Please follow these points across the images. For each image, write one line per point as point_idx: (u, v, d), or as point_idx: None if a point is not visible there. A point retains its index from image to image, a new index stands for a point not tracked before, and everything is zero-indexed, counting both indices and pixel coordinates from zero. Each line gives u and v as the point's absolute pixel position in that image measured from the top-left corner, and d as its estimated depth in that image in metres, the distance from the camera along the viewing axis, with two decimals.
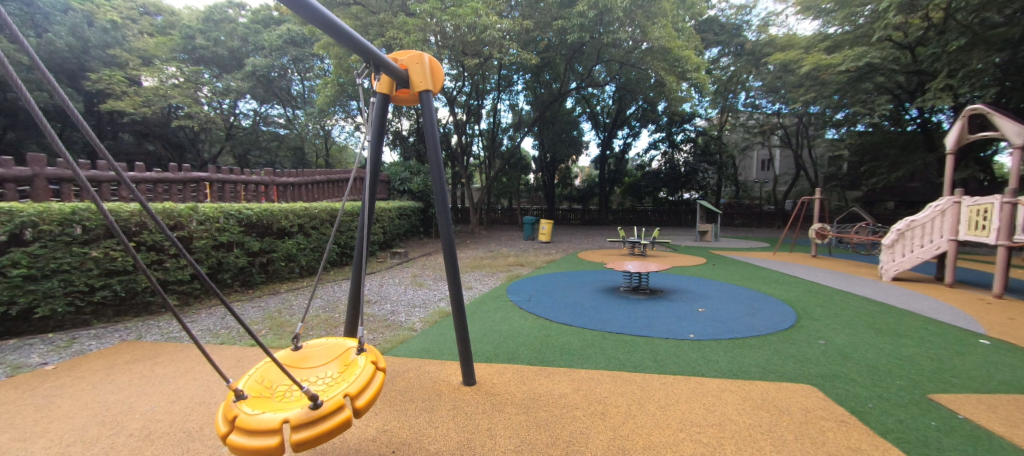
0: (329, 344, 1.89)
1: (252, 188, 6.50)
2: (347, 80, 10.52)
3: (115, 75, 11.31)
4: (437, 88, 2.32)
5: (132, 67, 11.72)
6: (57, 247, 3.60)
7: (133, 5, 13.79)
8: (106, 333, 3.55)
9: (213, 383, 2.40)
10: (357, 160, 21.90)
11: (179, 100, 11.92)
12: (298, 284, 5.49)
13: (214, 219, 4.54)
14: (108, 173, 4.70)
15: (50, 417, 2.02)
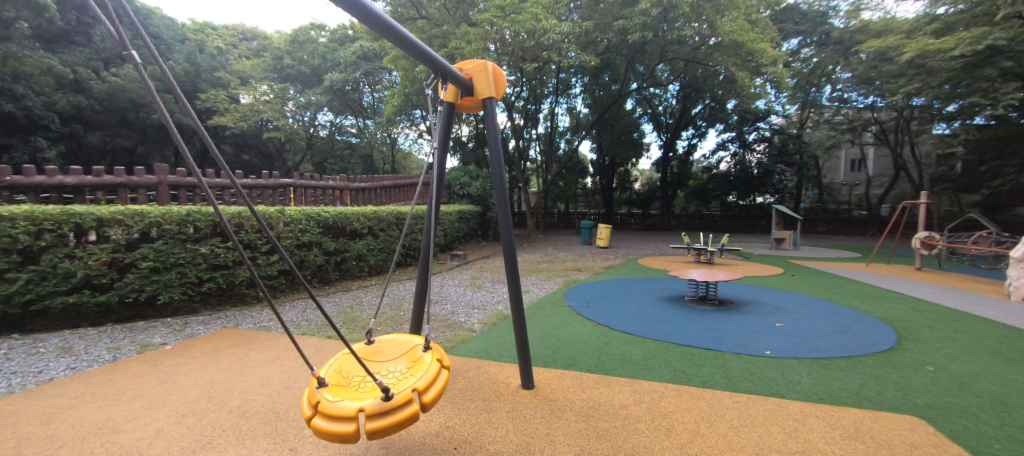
0: (398, 340, 1.99)
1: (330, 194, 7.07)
2: (412, 90, 11.11)
3: (220, 94, 13.00)
4: (500, 95, 2.37)
5: (233, 87, 13.57)
6: (176, 244, 4.19)
7: (234, 33, 15.83)
8: (211, 320, 4.06)
9: (297, 369, 2.65)
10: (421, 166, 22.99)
11: (270, 114, 13.35)
12: (367, 283, 5.86)
13: (298, 220, 5.01)
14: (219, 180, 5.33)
15: (170, 390, 2.36)
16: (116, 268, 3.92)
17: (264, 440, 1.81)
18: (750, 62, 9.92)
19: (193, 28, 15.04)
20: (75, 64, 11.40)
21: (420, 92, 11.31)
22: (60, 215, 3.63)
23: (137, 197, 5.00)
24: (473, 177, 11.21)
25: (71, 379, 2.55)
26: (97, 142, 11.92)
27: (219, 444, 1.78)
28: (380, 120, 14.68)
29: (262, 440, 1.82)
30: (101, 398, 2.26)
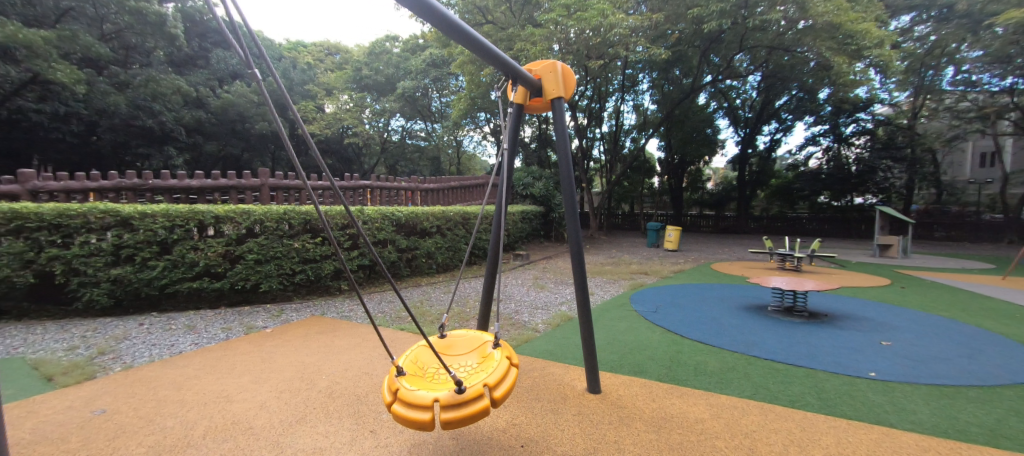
0: (470, 336, 2.06)
1: (403, 195, 7.53)
2: (477, 94, 11.43)
3: (309, 105, 14.46)
4: (569, 94, 2.35)
5: (320, 98, 15.21)
6: (274, 239, 4.73)
7: (321, 49, 17.51)
8: (303, 308, 4.52)
9: (375, 357, 2.86)
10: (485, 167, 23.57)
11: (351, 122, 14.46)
12: (435, 279, 6.13)
13: (375, 219, 5.40)
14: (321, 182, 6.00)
15: (271, 368, 2.67)
16: (229, 259, 4.53)
17: (349, 420, 1.98)
18: (849, 46, 8.81)
19: (289, 47, 16.89)
20: (197, 84, 13.36)
21: (484, 95, 11.59)
22: (187, 212, 4.29)
23: (244, 197, 5.74)
24: (535, 177, 11.27)
25: (194, 353, 2.99)
26: (212, 150, 13.85)
27: (311, 420, 1.98)
28: (447, 123, 15.28)
29: (346, 420, 1.98)
30: (218, 371, 2.63)
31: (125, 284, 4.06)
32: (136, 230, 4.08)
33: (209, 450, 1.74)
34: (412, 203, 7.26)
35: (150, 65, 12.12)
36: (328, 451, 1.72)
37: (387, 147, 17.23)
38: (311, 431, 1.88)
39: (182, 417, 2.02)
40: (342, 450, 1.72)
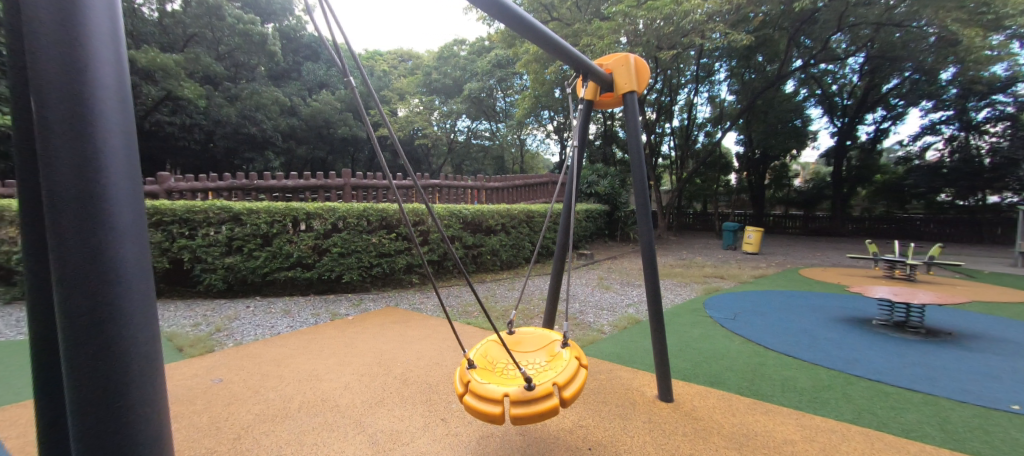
0: (538, 334, 2.06)
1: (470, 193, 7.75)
2: (541, 92, 11.40)
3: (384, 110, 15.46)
4: (642, 88, 2.26)
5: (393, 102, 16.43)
6: (355, 234, 5.12)
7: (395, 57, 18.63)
8: (379, 299, 4.86)
9: (444, 349, 2.99)
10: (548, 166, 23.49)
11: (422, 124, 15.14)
12: (499, 276, 6.25)
13: (444, 217, 5.64)
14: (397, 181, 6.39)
15: (353, 352, 2.92)
16: (317, 252, 5.00)
17: (421, 406, 2.09)
18: (985, 15, 7.45)
19: (367, 57, 18.20)
20: (291, 95, 14.90)
21: (549, 93, 11.52)
22: (284, 209, 4.81)
23: (331, 197, 6.31)
24: (600, 175, 10.98)
25: (289, 335, 3.35)
26: (303, 154, 15.38)
27: (389, 403, 2.13)
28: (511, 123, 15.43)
29: (419, 406, 2.10)
30: (310, 352, 2.92)
31: (236, 271, 4.67)
32: (244, 224, 4.68)
33: (302, 423, 1.95)
34: (477, 200, 7.47)
35: (254, 79, 13.77)
36: (404, 434, 1.83)
37: (453, 148, 17.89)
38: (388, 414, 2.02)
39: (281, 391, 2.28)
40: (417, 434, 1.83)
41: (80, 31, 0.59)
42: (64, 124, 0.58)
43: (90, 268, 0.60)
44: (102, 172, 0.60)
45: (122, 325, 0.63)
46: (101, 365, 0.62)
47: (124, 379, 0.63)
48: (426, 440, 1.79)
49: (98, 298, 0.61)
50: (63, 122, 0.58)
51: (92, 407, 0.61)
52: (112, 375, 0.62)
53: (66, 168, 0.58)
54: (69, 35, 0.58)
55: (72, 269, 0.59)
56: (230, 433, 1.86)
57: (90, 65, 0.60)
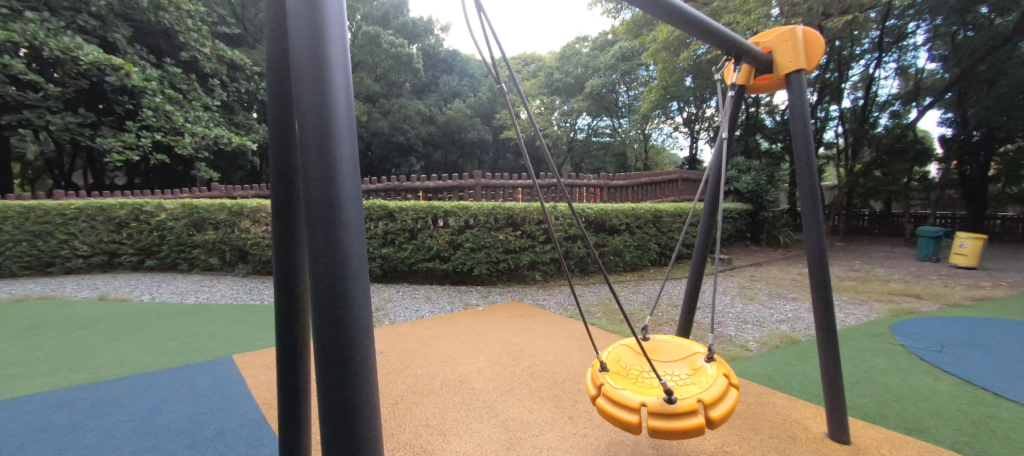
0: (677, 343, 1.92)
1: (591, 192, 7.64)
2: (670, 82, 10.55)
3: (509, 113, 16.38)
4: (812, 65, 1.91)
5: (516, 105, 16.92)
6: (485, 231, 5.48)
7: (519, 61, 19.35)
8: (505, 293, 5.14)
9: (569, 346, 3.02)
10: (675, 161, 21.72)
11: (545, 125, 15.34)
12: (622, 278, 6.01)
13: (567, 215, 5.66)
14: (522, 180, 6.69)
15: (486, 341, 3.15)
16: (452, 246, 5.53)
17: (548, 401, 2.15)
18: None
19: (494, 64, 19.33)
20: (430, 105, 16.71)
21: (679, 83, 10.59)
22: (427, 207, 5.44)
23: (464, 196, 6.95)
24: (740, 170, 9.69)
25: (431, 319, 3.78)
26: (439, 158, 17.16)
27: (519, 392, 2.24)
28: (634, 117, 14.62)
29: (547, 401, 2.15)
30: (448, 336, 3.26)
31: (389, 260, 5.50)
32: (396, 220, 5.45)
33: (445, 399, 2.17)
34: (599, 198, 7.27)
35: (402, 95, 15.83)
36: (533, 426, 1.90)
37: (573, 147, 17.89)
38: (519, 404, 2.12)
39: (426, 368, 2.58)
40: (547, 428, 1.88)
41: (325, 58, 0.68)
42: (315, 134, 0.67)
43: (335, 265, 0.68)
44: (339, 175, 0.68)
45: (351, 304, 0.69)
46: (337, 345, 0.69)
47: (355, 355, 0.70)
48: (555, 436, 1.83)
49: (338, 285, 0.68)
50: (316, 134, 0.68)
51: (332, 379, 0.68)
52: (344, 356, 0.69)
53: (318, 173, 0.68)
54: (319, 61, 0.67)
55: (321, 258, 0.68)
56: (389, 398, 2.18)
57: (330, 84, 0.67)
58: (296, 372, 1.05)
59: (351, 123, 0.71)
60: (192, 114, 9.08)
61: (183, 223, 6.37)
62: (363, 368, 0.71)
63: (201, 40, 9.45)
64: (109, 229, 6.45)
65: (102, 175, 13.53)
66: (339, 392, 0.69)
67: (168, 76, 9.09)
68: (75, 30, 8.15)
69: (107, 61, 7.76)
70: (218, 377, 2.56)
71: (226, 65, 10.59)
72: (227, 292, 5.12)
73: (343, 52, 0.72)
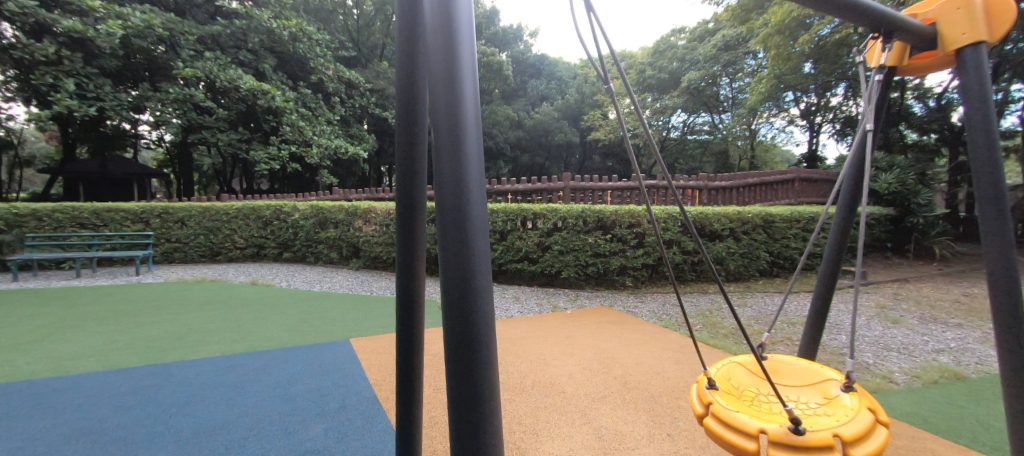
0: (801, 368, 1.70)
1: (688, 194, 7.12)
2: (784, 70, 9.34)
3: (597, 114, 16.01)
4: (995, 38, 1.53)
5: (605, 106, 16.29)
6: (574, 234, 5.42)
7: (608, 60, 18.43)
8: (594, 297, 5.02)
9: (665, 358, 2.83)
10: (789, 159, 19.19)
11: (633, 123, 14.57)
12: (725, 289, 5.47)
13: (662, 219, 5.34)
14: (611, 182, 6.54)
15: (575, 345, 3.11)
16: (541, 248, 5.58)
17: (644, 414, 2.04)
18: None
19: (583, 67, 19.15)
20: (519, 110, 17.09)
21: (795, 70, 9.31)
22: (517, 210, 5.57)
23: (553, 198, 6.98)
24: (878, 168, 8.19)
25: (520, 319, 3.86)
26: (525, 161, 17.49)
27: (611, 401, 2.17)
28: (738, 112, 13.22)
29: (643, 414, 2.05)
30: (538, 337, 3.29)
31: None
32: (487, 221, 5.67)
33: (536, 399, 2.19)
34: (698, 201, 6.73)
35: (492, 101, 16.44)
36: (628, 438, 1.83)
37: (667, 146, 16.86)
38: (612, 413, 2.05)
39: (517, 367, 2.65)
40: (643, 442, 1.79)
41: (455, 45, 0.60)
42: (448, 129, 0.60)
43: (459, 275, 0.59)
44: (469, 173, 0.60)
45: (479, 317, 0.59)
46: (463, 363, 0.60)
47: (482, 383, 0.60)
48: (652, 452, 1.73)
49: (467, 299, 0.59)
50: (448, 127, 0.60)
51: (460, 408, 0.59)
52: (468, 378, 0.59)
53: (448, 170, 0.59)
54: (450, 49, 0.59)
55: (450, 268, 0.59)
56: None
57: (461, 75, 0.60)
58: (410, 386, 1.04)
59: (481, 115, 0.63)
60: (318, 128, 10.51)
61: (312, 222, 7.43)
62: (491, 398, 0.61)
63: (326, 64, 10.90)
64: (258, 227, 7.78)
65: (253, 182, 16.38)
66: (468, 428, 0.59)
67: (302, 97, 10.71)
68: (238, 63, 10.05)
69: (259, 87, 9.37)
70: (339, 357, 2.92)
71: (344, 84, 12.05)
72: (344, 283, 5.86)
73: (471, 41, 0.64)
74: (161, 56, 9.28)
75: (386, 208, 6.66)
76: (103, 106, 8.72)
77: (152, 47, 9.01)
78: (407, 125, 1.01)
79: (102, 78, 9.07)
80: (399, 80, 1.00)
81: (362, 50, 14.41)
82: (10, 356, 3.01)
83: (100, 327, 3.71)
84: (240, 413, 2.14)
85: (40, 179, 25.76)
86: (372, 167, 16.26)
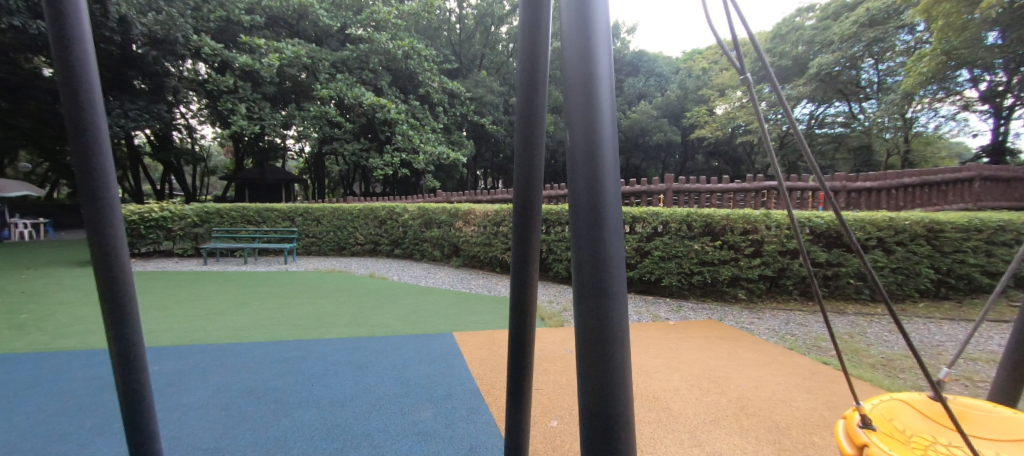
0: (1000, 419, 1.36)
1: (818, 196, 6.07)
2: (954, 45, 7.56)
3: (702, 110, 14.71)
4: None
5: (712, 100, 14.65)
6: (677, 239, 5.05)
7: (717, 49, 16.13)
8: (699, 309, 4.60)
9: (790, 385, 2.48)
10: (959, 152, 15.50)
11: (745, 119, 12.99)
12: (869, 310, 4.56)
13: (785, 224, 4.70)
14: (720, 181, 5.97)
15: (680, 359, 2.89)
16: (639, 254, 5.30)
17: (767, 446, 1.81)
18: None
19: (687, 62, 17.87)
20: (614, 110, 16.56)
21: (974, 43, 7.42)
22: None
23: (654, 201, 6.67)
24: None
25: None
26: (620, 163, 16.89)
27: (724, 426, 1.97)
28: (887, 99, 10.96)
29: (766, 444, 1.83)
30: (638, 346, 3.15)
31: None
32: None
33: (639, 412, 2.10)
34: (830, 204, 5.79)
35: None
36: None
37: (788, 142, 14.83)
38: (727, 438, 1.87)
39: None
40: None
41: (591, 46, 0.56)
42: (582, 120, 0.57)
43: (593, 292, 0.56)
44: (603, 163, 0.56)
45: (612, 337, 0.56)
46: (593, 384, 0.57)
47: (615, 408, 0.56)
48: None
49: (600, 294, 0.56)
50: (582, 117, 0.57)
51: (592, 427, 0.56)
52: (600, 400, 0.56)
53: (583, 160, 0.56)
54: (585, 49, 0.56)
55: (588, 261, 0.56)
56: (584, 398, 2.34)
57: (597, 59, 0.55)
58: (522, 379, 1.07)
59: (616, 122, 0.57)
60: (425, 136, 11.44)
61: (419, 222, 8.13)
62: (625, 402, 0.57)
63: (432, 77, 11.79)
64: (374, 225, 8.74)
65: (370, 186, 18.51)
66: (600, 436, 0.56)
67: (412, 109, 11.79)
68: (361, 82, 11.49)
69: (377, 102, 10.57)
70: (445, 348, 3.13)
71: (447, 94, 12.91)
72: (447, 280, 6.29)
73: (608, 42, 0.59)
74: (304, 80, 11.02)
75: (484, 210, 6.97)
76: (264, 124, 10.63)
77: (298, 73, 10.73)
78: (525, 123, 1.02)
79: (264, 101, 11.04)
80: (518, 78, 1.01)
81: (463, 62, 15.32)
82: (202, 324, 3.83)
83: (259, 305, 4.55)
84: (365, 389, 2.42)
85: (218, 183, 32.27)
86: (470, 171, 17.16)
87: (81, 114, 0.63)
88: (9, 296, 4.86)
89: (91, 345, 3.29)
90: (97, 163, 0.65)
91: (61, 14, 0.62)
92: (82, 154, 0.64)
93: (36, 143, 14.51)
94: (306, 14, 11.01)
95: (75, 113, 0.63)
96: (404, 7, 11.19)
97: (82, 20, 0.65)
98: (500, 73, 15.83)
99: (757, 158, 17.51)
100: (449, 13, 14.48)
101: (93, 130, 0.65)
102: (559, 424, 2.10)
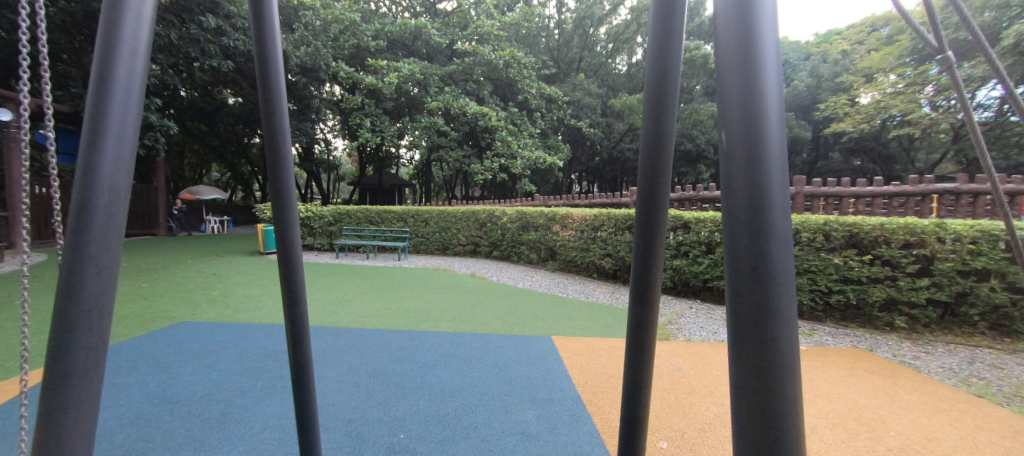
0: None
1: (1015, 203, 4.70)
2: None
3: (840, 100, 12.54)
4: None
5: (855, 88, 12.28)
6: (810, 252, 4.35)
7: (862, 26, 13.00)
8: (840, 334, 3.91)
9: (979, 442, 1.95)
10: None
11: (900, 109, 10.51)
12: None
13: (968, 238, 3.72)
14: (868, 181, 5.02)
15: (816, 391, 2.49)
16: None
17: None
18: None
19: (821, 45, 15.34)
20: None
21: None
22: None
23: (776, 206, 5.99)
24: None
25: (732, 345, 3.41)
26: None
27: None
28: None
29: None
30: None
31: (681, 273, 5.29)
32: (690, 231, 5.17)
33: None
34: None
35: (693, 99, 14.94)
36: None
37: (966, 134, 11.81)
38: None
39: None
40: None
41: (753, 27, 0.46)
42: (741, 113, 0.47)
43: (758, 315, 0.45)
44: (767, 163, 0.45)
45: (782, 372, 0.44)
46: (756, 432, 0.45)
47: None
48: None
49: (764, 326, 0.45)
50: (740, 107, 0.47)
51: None
52: (764, 450, 0.44)
53: (741, 162, 0.46)
54: (745, 32, 0.46)
55: (745, 282, 0.45)
56: (696, 422, 2.17)
57: (760, 37, 0.45)
58: (636, 397, 1.03)
59: (785, 118, 0.47)
60: (522, 142, 11.74)
61: (516, 225, 8.35)
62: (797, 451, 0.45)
63: (530, 84, 12.01)
64: (475, 228, 9.20)
65: (470, 190, 19.59)
66: None
67: (511, 115, 12.19)
68: (466, 93, 12.28)
69: (479, 110, 11.15)
70: (544, 351, 3.16)
71: (544, 100, 13.06)
72: (543, 283, 6.37)
73: (774, 16, 0.47)
74: (416, 94, 12.16)
75: (582, 215, 6.88)
76: (385, 136, 11.99)
77: (411, 88, 11.87)
78: (652, 134, 0.96)
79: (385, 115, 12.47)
80: (644, 81, 0.96)
81: (560, 67, 15.37)
82: (335, 309, 4.45)
83: (380, 296, 5.15)
84: (471, 383, 2.56)
85: (345, 188, 37.16)
86: (565, 174, 17.10)
87: (275, 131, 1.01)
88: (204, 277, 6.23)
89: (258, 320, 4.05)
90: (280, 161, 1.01)
91: (266, 73, 0.99)
92: (272, 156, 1.02)
93: (224, 157, 18.42)
94: (420, 35, 12.14)
95: (270, 131, 1.01)
96: (506, 19, 11.60)
97: (277, 75, 1.00)
98: (598, 75, 15.58)
99: (918, 155, 14.29)
100: (548, 19, 14.62)
101: (282, 144, 1.01)
102: (669, 447, 1.95)
